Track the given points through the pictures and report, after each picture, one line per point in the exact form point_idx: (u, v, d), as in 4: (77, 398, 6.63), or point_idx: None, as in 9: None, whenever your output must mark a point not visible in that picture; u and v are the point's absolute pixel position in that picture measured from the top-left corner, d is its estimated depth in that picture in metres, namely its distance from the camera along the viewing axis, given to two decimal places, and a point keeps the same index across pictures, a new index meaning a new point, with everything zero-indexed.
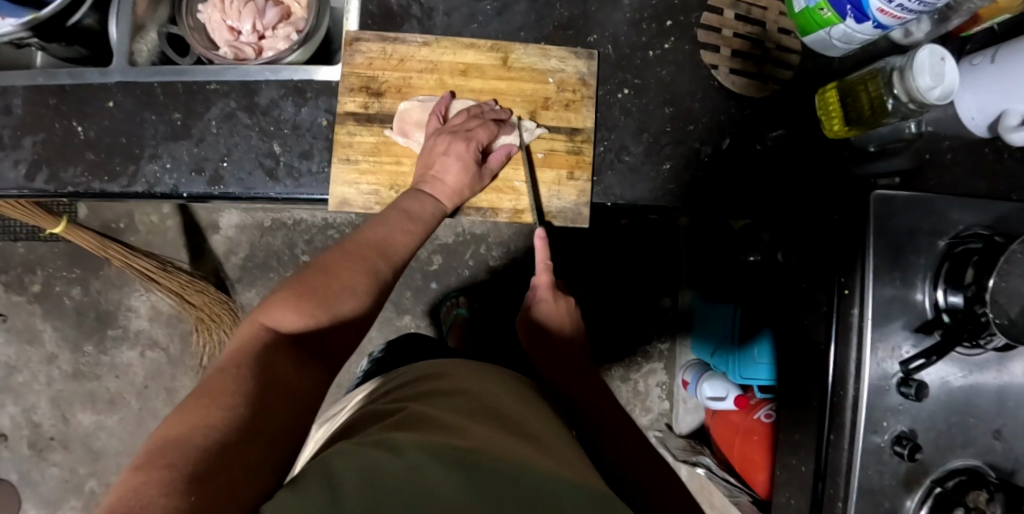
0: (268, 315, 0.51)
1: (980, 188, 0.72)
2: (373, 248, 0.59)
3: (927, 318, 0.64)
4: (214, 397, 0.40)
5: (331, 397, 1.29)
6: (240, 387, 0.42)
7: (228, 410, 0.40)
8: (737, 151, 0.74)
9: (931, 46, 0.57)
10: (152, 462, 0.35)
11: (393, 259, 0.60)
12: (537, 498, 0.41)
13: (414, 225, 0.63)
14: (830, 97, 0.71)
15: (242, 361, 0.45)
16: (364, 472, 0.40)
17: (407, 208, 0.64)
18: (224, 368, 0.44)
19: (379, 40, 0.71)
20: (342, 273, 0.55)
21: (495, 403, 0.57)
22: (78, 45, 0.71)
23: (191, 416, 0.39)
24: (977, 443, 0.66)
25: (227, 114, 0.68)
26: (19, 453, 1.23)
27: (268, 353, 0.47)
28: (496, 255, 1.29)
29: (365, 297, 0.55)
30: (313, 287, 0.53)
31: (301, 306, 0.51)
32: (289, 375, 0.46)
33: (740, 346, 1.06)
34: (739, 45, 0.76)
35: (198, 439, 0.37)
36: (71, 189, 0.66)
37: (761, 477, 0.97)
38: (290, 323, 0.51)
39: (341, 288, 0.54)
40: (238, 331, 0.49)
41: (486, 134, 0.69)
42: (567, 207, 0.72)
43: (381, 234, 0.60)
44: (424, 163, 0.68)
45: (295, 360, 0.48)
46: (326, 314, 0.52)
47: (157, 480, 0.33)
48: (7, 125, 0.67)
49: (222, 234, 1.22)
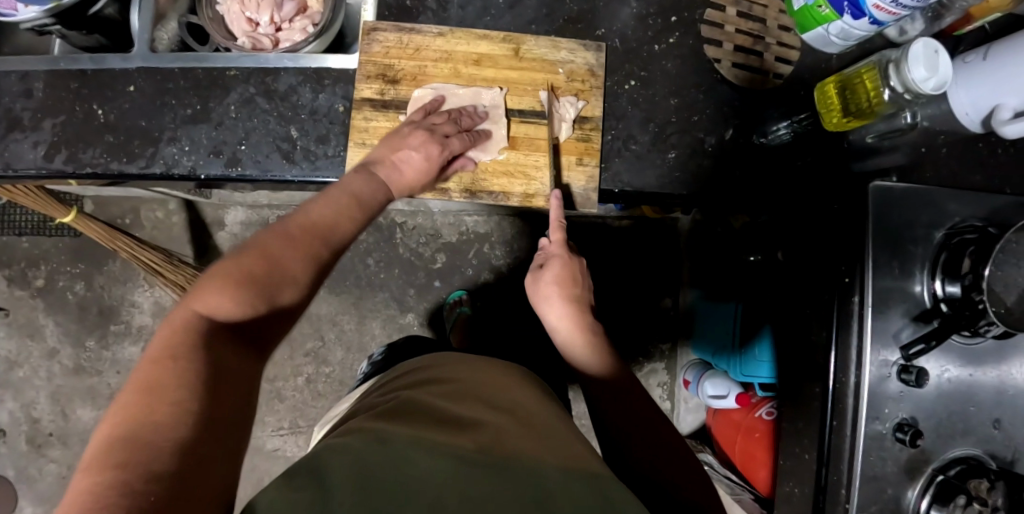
0: (197, 303, 0.46)
1: (973, 181, 0.75)
2: (315, 232, 0.56)
3: (925, 307, 0.66)
4: (157, 390, 0.37)
5: (333, 395, 1.29)
6: (186, 378, 0.39)
7: (173, 405, 0.37)
8: (741, 143, 0.76)
9: (925, 40, 0.60)
10: (98, 462, 0.33)
11: (337, 244, 0.57)
12: (527, 479, 0.42)
13: (360, 213, 0.61)
14: (829, 90, 0.74)
15: (176, 350, 0.41)
16: (353, 465, 0.40)
17: (353, 189, 0.62)
18: (156, 358, 0.40)
19: (396, 30, 0.73)
20: (281, 259, 0.52)
21: (478, 389, 0.57)
22: (98, 34, 0.73)
23: (133, 412, 0.36)
24: (976, 431, 0.67)
25: (247, 99, 0.69)
26: (17, 449, 1.22)
27: (206, 342, 0.43)
28: (499, 254, 1.31)
29: (303, 284, 0.53)
30: (249, 272, 0.49)
31: (235, 294, 0.48)
32: (230, 363, 0.43)
33: (739, 349, 1.06)
34: (742, 41, 0.78)
35: (150, 434, 0.35)
36: (89, 170, 0.68)
37: (761, 473, 0.99)
38: (224, 309, 0.47)
39: (279, 274, 0.51)
40: (163, 322, 0.44)
41: (460, 145, 0.70)
42: (575, 193, 0.74)
43: (323, 214, 0.57)
44: (388, 146, 0.67)
45: (234, 349, 0.45)
46: (264, 302, 0.49)
47: (109, 481, 0.31)
48: (27, 108, 0.68)
49: (228, 230, 1.24)
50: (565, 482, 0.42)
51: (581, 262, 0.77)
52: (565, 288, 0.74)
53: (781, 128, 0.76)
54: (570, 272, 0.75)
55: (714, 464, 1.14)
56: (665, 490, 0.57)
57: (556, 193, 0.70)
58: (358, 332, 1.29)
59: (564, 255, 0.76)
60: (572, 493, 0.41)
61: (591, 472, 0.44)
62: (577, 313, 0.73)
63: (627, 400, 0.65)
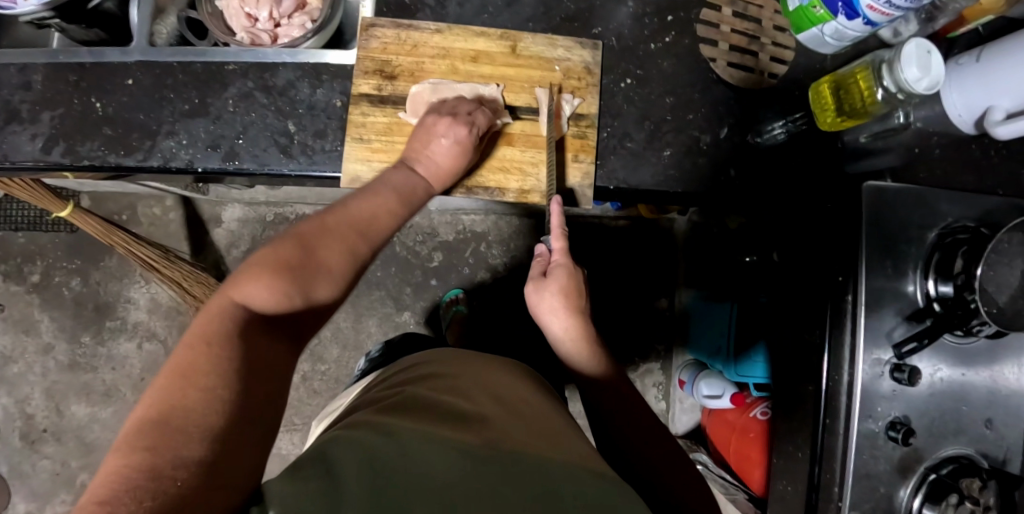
0: (238, 290, 0.50)
1: (965, 182, 0.76)
2: (355, 228, 0.60)
3: (918, 306, 0.66)
4: (191, 376, 0.40)
5: (328, 393, 1.29)
6: (217, 364, 0.41)
7: (205, 390, 0.39)
8: (736, 142, 0.77)
9: (918, 41, 0.61)
10: (132, 444, 0.35)
11: (374, 241, 0.61)
12: (534, 473, 0.42)
13: (402, 208, 0.65)
14: (824, 90, 0.75)
15: (215, 334, 0.44)
16: (361, 458, 0.40)
17: (395, 186, 0.66)
18: (196, 342, 0.43)
19: (394, 26, 0.73)
20: (324, 253, 0.56)
21: (485, 383, 0.58)
22: (98, 28, 0.73)
23: (167, 397, 0.39)
24: (968, 431, 0.67)
25: (245, 93, 0.70)
26: (10, 445, 1.22)
27: (244, 329, 0.46)
28: (496, 253, 1.31)
29: (340, 280, 0.57)
30: (287, 263, 0.53)
31: (274, 282, 0.51)
32: (264, 349, 0.46)
33: (735, 361, 1.06)
34: (738, 41, 0.79)
35: (180, 420, 0.37)
36: (87, 163, 0.68)
37: (756, 474, 1.00)
38: (261, 299, 0.50)
39: (316, 269, 0.54)
40: (206, 306, 0.47)
41: (484, 119, 0.70)
42: (571, 190, 0.74)
43: (366, 210, 0.61)
44: (420, 141, 0.69)
45: (267, 337, 0.48)
46: (300, 296, 0.52)
47: (139, 464, 0.34)
48: (25, 100, 0.69)
49: (225, 227, 1.25)
50: (572, 476, 0.42)
51: (582, 271, 0.71)
52: (570, 302, 0.67)
53: (776, 128, 0.77)
54: (574, 283, 0.68)
55: (709, 463, 1.14)
56: (655, 489, 0.59)
57: (556, 199, 0.68)
58: (354, 330, 1.29)
59: (568, 265, 0.69)
60: (581, 489, 0.41)
61: (598, 470, 0.44)
62: (583, 325, 0.67)
63: (624, 397, 0.66)
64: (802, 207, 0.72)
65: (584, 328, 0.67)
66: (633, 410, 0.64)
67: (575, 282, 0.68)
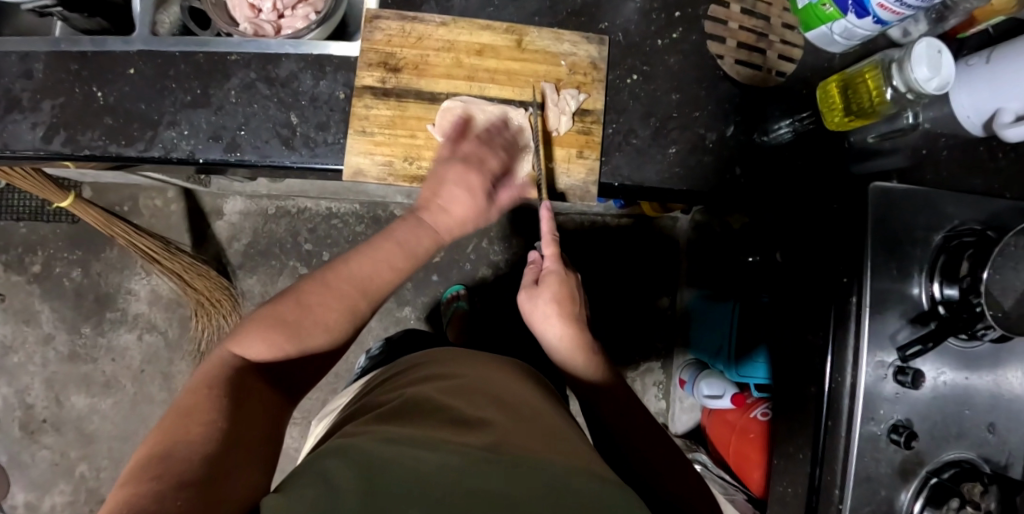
0: (237, 345, 0.52)
1: (971, 185, 0.75)
2: (354, 283, 0.58)
3: (922, 309, 0.65)
4: (191, 415, 0.42)
5: (328, 387, 1.28)
6: (216, 405, 0.43)
7: (205, 424, 0.41)
8: (741, 141, 0.76)
9: (929, 40, 0.60)
10: (139, 474, 0.36)
11: (374, 296, 0.59)
12: (536, 478, 0.41)
13: (404, 261, 0.62)
14: (832, 89, 0.74)
15: (212, 383, 0.46)
16: (359, 466, 0.40)
17: (401, 239, 0.63)
18: (195, 389, 0.45)
19: (398, 18, 0.72)
20: (323, 310, 0.55)
21: (488, 385, 0.58)
22: (100, 17, 0.72)
23: (170, 433, 0.40)
24: (970, 435, 0.67)
25: (247, 84, 0.69)
26: (10, 434, 1.22)
27: (240, 380, 0.48)
28: (497, 250, 1.31)
29: (336, 334, 0.56)
30: (283, 319, 0.53)
31: (269, 339, 0.52)
32: (259, 396, 0.48)
33: (737, 364, 1.06)
34: (746, 38, 0.78)
35: (183, 451, 0.38)
36: (87, 152, 0.67)
37: (756, 474, 1.00)
38: (256, 352, 0.52)
39: (311, 323, 0.54)
40: (206, 362, 0.50)
41: (497, 162, 0.72)
42: (575, 186, 0.74)
43: (364, 268, 0.59)
44: (430, 189, 0.67)
45: (264, 387, 0.50)
46: (294, 349, 0.53)
47: (146, 489, 0.34)
48: (26, 89, 0.68)
49: (226, 219, 1.25)
50: (574, 481, 0.41)
51: (577, 279, 0.71)
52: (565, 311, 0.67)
53: (782, 128, 0.76)
54: (567, 290, 0.68)
55: (708, 463, 1.14)
56: (657, 491, 0.58)
57: (545, 204, 0.67)
58: None
59: (560, 272, 0.69)
60: (584, 495, 0.40)
61: (601, 476, 0.43)
62: (579, 333, 0.67)
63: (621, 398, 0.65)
64: (808, 207, 0.72)
65: (580, 334, 0.67)
66: (631, 410, 0.64)
67: (568, 289, 0.68)
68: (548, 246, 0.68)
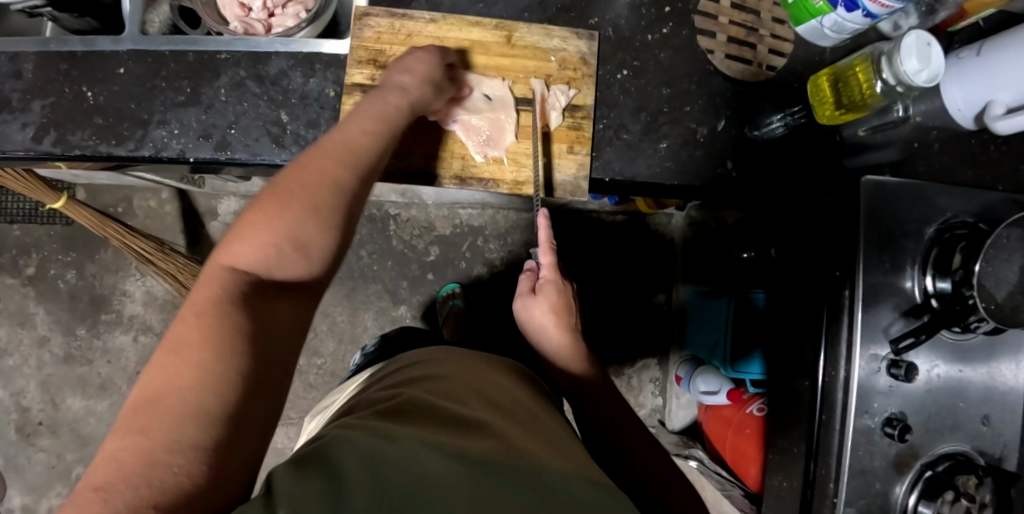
0: (226, 253, 0.48)
1: (963, 178, 0.75)
2: (335, 152, 0.56)
3: (915, 302, 0.65)
4: (181, 351, 0.39)
5: (324, 386, 1.28)
6: (209, 336, 0.40)
7: (197, 363, 0.38)
8: (733, 135, 0.76)
9: (918, 32, 0.60)
10: (125, 428, 0.35)
11: (362, 166, 0.57)
12: (533, 482, 0.41)
13: (378, 125, 0.61)
14: (823, 83, 0.74)
15: (204, 305, 0.43)
16: (361, 458, 0.40)
17: (370, 110, 0.62)
18: (186, 315, 0.42)
19: (388, 15, 0.72)
20: (308, 189, 0.52)
21: (485, 387, 0.58)
22: (90, 17, 0.72)
23: (159, 376, 0.38)
24: (965, 427, 0.67)
25: (237, 82, 0.69)
26: (6, 437, 1.22)
27: (238, 297, 0.45)
28: (493, 248, 1.32)
29: (331, 214, 0.52)
30: (270, 207, 0.51)
31: (258, 233, 0.49)
32: (264, 311, 0.46)
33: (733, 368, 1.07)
34: (736, 32, 0.78)
35: (173, 400, 0.36)
36: (77, 152, 0.67)
37: (752, 470, 0.99)
38: (248, 258, 0.49)
39: (300, 202, 0.51)
40: (200, 275, 0.47)
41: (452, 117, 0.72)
42: (566, 181, 0.74)
43: (341, 138, 0.57)
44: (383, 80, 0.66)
45: (265, 301, 0.47)
46: (288, 241, 0.50)
47: (133, 449, 0.33)
48: (16, 89, 0.68)
49: (221, 220, 1.25)
50: (571, 488, 0.42)
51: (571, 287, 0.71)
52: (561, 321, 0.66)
53: (775, 124, 0.76)
54: (564, 297, 0.68)
55: (705, 460, 1.14)
56: (643, 490, 0.59)
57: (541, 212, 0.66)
58: (350, 323, 1.29)
59: (557, 281, 0.69)
60: (579, 501, 0.40)
61: (598, 482, 0.44)
62: (573, 338, 0.67)
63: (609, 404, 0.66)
64: (801, 201, 0.72)
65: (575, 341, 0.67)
66: (619, 411, 0.66)
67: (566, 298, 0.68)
68: (546, 254, 0.68)
